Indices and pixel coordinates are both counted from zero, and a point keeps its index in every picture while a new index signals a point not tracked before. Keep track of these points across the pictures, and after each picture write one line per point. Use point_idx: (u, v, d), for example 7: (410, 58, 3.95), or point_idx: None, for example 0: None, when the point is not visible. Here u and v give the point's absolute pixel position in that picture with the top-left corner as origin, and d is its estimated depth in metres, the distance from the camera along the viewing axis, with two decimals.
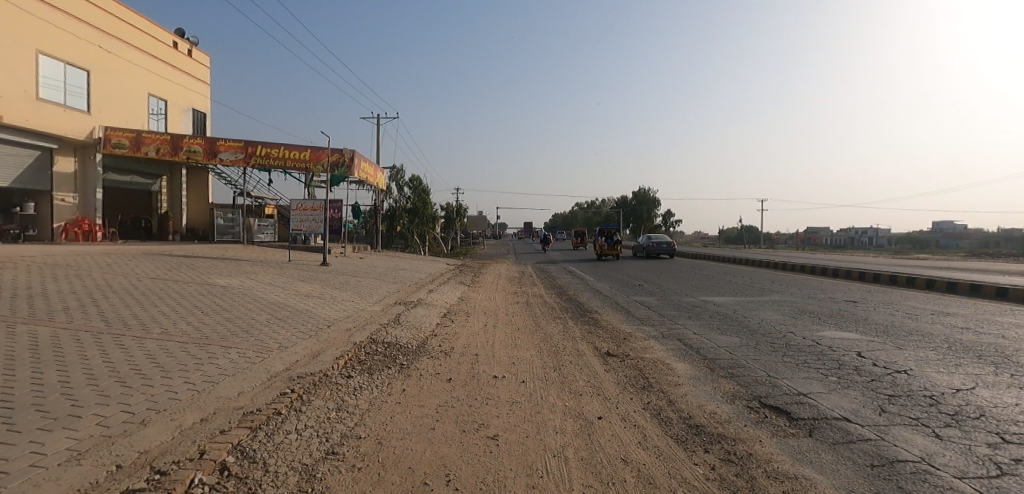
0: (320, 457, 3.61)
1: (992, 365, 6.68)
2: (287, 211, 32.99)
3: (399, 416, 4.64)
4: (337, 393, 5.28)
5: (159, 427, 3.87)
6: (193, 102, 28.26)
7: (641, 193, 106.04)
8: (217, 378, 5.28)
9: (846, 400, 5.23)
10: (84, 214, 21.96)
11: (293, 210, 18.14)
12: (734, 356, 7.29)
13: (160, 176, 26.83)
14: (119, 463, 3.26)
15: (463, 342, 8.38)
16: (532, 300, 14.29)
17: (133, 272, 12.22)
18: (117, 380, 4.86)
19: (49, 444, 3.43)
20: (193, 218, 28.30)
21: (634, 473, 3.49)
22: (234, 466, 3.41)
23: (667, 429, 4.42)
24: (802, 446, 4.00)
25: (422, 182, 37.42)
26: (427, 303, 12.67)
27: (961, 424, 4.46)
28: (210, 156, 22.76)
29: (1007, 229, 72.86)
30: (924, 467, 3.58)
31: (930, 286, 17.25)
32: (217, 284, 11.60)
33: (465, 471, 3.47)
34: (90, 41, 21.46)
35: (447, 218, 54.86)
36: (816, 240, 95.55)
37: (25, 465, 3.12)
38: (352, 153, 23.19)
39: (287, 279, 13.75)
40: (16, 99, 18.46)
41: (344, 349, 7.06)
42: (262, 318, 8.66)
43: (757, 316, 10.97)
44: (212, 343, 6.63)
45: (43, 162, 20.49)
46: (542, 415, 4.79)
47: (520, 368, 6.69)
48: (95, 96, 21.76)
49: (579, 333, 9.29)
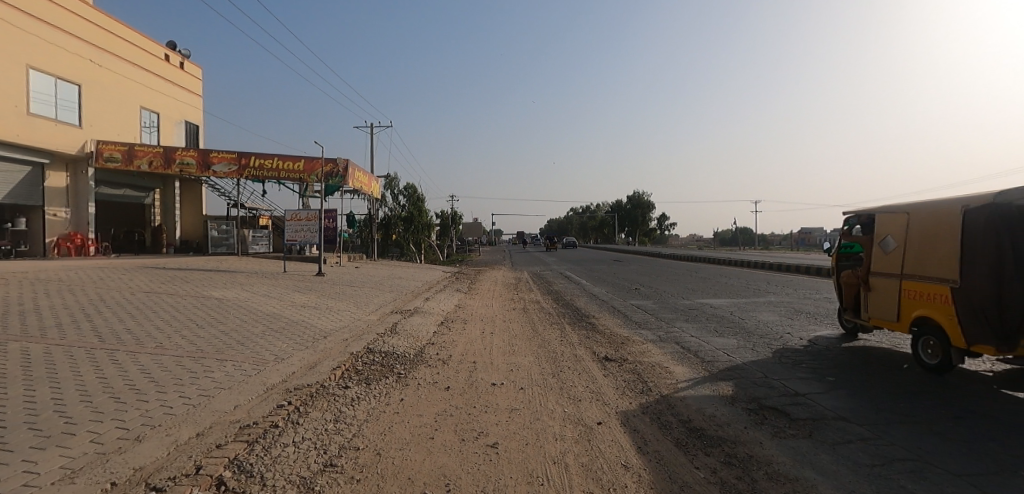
0: (318, 470, 3.58)
1: (988, 362, 6.69)
2: (282, 221, 32.99)
3: (398, 426, 4.61)
4: (334, 404, 5.24)
5: (154, 443, 3.83)
6: (186, 114, 28.25)
7: (635, 198, 104.34)
8: (212, 391, 5.24)
9: (845, 399, 5.24)
10: (77, 228, 21.91)
11: (288, 220, 18.01)
12: (732, 359, 7.28)
13: (153, 190, 26.74)
14: (114, 480, 3.22)
15: (461, 350, 8.36)
16: (530, 306, 14.25)
17: (127, 286, 12.08)
18: (111, 396, 4.80)
19: (42, 464, 3.37)
20: (187, 230, 28.16)
21: (635, 479, 3.46)
22: (231, 481, 3.37)
23: (667, 433, 4.40)
24: (802, 446, 4.01)
25: (417, 190, 37.27)
26: (423, 312, 12.63)
27: (961, 422, 4.45)
28: (202, 169, 22.69)
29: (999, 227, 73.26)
30: (924, 465, 3.57)
31: None
32: (211, 296, 11.55)
33: (465, 482, 3.43)
34: (80, 55, 21.41)
35: (442, 225, 54.55)
36: (808, 240, 95.64)
37: (17, 485, 3.07)
38: (346, 162, 23.00)
39: (283, 290, 13.63)
40: (9, 115, 18.41)
41: (340, 360, 7.03)
42: (258, 330, 8.60)
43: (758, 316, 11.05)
44: (208, 356, 6.57)
45: (34, 178, 20.34)
46: (542, 422, 4.76)
47: (518, 374, 6.67)
48: (87, 110, 21.69)
49: (576, 338, 9.25)
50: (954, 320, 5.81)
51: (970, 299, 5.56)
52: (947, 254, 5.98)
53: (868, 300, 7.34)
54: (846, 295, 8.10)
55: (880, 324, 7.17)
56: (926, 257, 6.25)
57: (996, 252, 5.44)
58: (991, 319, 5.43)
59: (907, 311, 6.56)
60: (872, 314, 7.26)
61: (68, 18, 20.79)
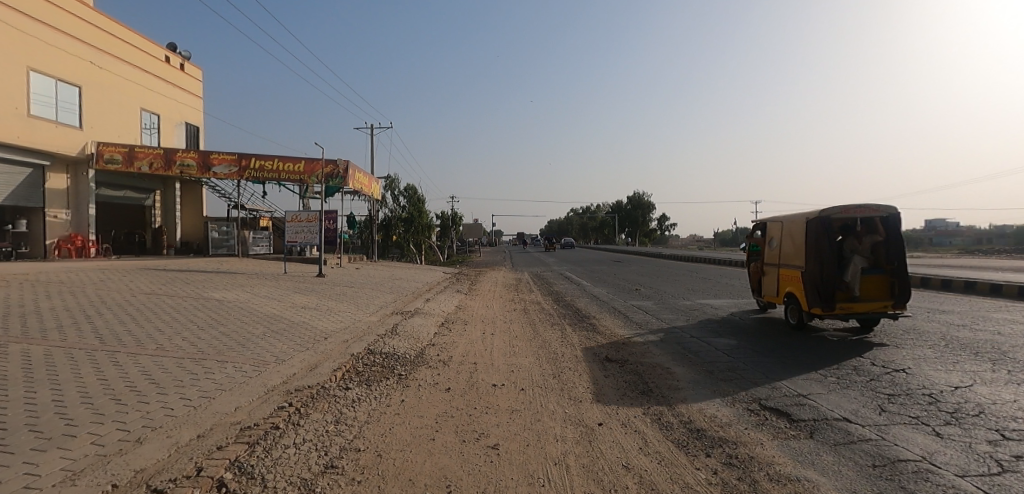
0: (319, 472, 3.58)
1: (990, 362, 6.68)
2: (282, 223, 33.01)
3: (398, 428, 4.61)
4: (335, 405, 5.24)
5: (155, 445, 3.83)
6: (187, 116, 28.28)
7: (635, 199, 104.35)
8: (213, 392, 5.24)
9: (846, 400, 5.24)
10: (78, 230, 21.90)
11: (288, 221, 18.01)
12: (733, 359, 7.28)
13: (154, 191, 26.76)
14: (115, 482, 3.22)
15: (461, 351, 8.37)
16: (530, 307, 14.26)
17: (127, 287, 12.08)
18: (112, 398, 4.80)
19: (43, 466, 3.37)
20: (187, 231, 28.17)
21: (635, 480, 3.46)
22: (232, 483, 3.36)
23: (667, 434, 4.40)
24: (803, 447, 4.00)
25: (417, 191, 37.22)
26: (424, 312, 12.63)
27: (961, 422, 4.45)
28: (203, 170, 22.71)
29: (1000, 227, 73.19)
30: (925, 466, 3.57)
31: (926, 284, 17.30)
32: (211, 298, 11.57)
33: (466, 483, 3.43)
34: (81, 57, 21.44)
35: (442, 226, 54.56)
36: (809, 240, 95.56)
37: (18, 487, 3.07)
38: (346, 164, 23.01)
39: (284, 291, 13.63)
40: (9, 116, 18.43)
41: (341, 361, 7.03)
42: (259, 332, 8.61)
43: (770, 317, 10.77)
44: (209, 358, 6.58)
45: (35, 179, 20.37)
46: (542, 423, 4.76)
47: (519, 376, 6.67)
48: (88, 111, 21.70)
49: (577, 339, 9.25)
50: (803, 294, 9.05)
51: (811, 279, 8.78)
52: (800, 252, 9.29)
53: (765, 282, 10.67)
54: (757, 281, 11.36)
55: (771, 299, 10.47)
56: (790, 255, 9.55)
57: (823, 249, 8.75)
58: (823, 291, 8.68)
59: (782, 289, 9.87)
60: (767, 293, 10.52)
61: (68, 20, 20.82)
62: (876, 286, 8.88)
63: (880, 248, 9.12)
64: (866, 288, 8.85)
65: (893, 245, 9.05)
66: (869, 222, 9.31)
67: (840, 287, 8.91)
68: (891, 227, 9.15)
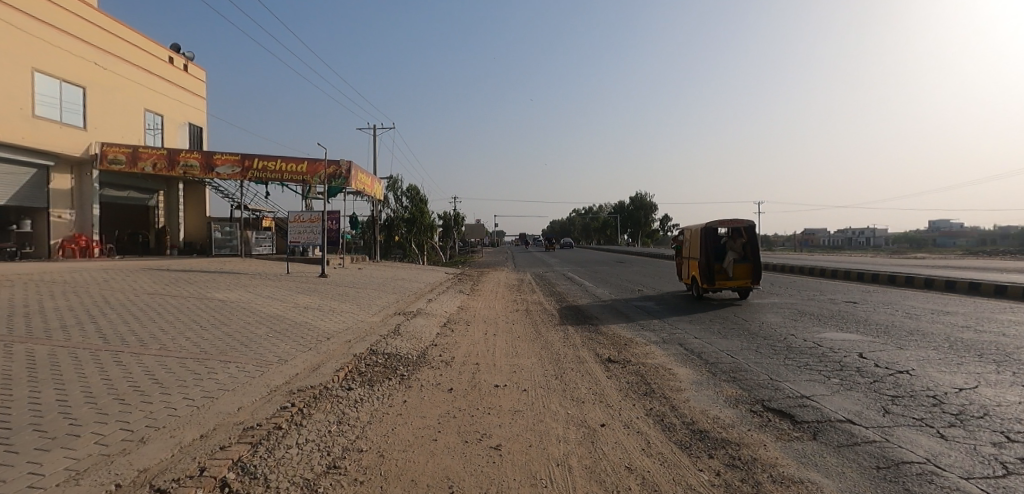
0: (322, 472, 3.58)
1: (994, 363, 6.66)
2: (284, 223, 33.09)
3: (400, 428, 4.60)
4: (337, 406, 5.25)
5: (158, 445, 3.84)
6: (190, 117, 28.34)
7: (638, 199, 104.35)
8: (216, 393, 5.25)
9: (849, 402, 5.21)
10: (81, 230, 21.95)
11: (290, 221, 18.05)
12: (735, 360, 7.25)
13: (157, 192, 26.86)
14: (118, 482, 3.23)
15: (463, 351, 8.36)
16: (532, 307, 14.27)
17: (130, 288, 12.09)
18: (115, 398, 4.82)
19: (47, 465, 3.38)
20: (190, 232, 28.25)
21: (638, 481, 3.45)
22: (234, 483, 3.37)
23: (670, 435, 4.38)
24: (806, 449, 3.98)
25: (419, 192, 37.28)
26: (426, 313, 12.64)
27: (965, 424, 4.44)
28: (206, 171, 22.74)
29: (1005, 228, 72.87)
30: (930, 468, 3.56)
31: (930, 285, 17.26)
32: (214, 298, 11.59)
33: (469, 484, 3.42)
34: (84, 58, 21.50)
35: (444, 226, 54.60)
36: (812, 240, 95.26)
37: (22, 486, 3.08)
38: (349, 164, 23.06)
39: (287, 291, 13.64)
40: (14, 117, 18.51)
41: (343, 361, 7.04)
42: (262, 332, 8.63)
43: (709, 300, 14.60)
44: (211, 358, 6.58)
45: (40, 180, 20.47)
46: (544, 423, 4.75)
47: (521, 376, 6.65)
48: (92, 112, 21.78)
49: (580, 340, 9.22)
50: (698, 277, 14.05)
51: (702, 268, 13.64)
52: (697, 250, 14.29)
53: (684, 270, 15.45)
54: (680, 269, 16.43)
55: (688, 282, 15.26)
56: (693, 251, 14.64)
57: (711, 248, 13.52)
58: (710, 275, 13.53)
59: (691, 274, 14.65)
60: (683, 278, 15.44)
61: (72, 21, 20.89)
62: (745, 270, 13.81)
63: (747, 246, 14.00)
64: (737, 271, 13.72)
65: (754, 244, 14.00)
66: (739, 230, 14.24)
67: (721, 272, 13.82)
68: (752, 232, 14.11)
